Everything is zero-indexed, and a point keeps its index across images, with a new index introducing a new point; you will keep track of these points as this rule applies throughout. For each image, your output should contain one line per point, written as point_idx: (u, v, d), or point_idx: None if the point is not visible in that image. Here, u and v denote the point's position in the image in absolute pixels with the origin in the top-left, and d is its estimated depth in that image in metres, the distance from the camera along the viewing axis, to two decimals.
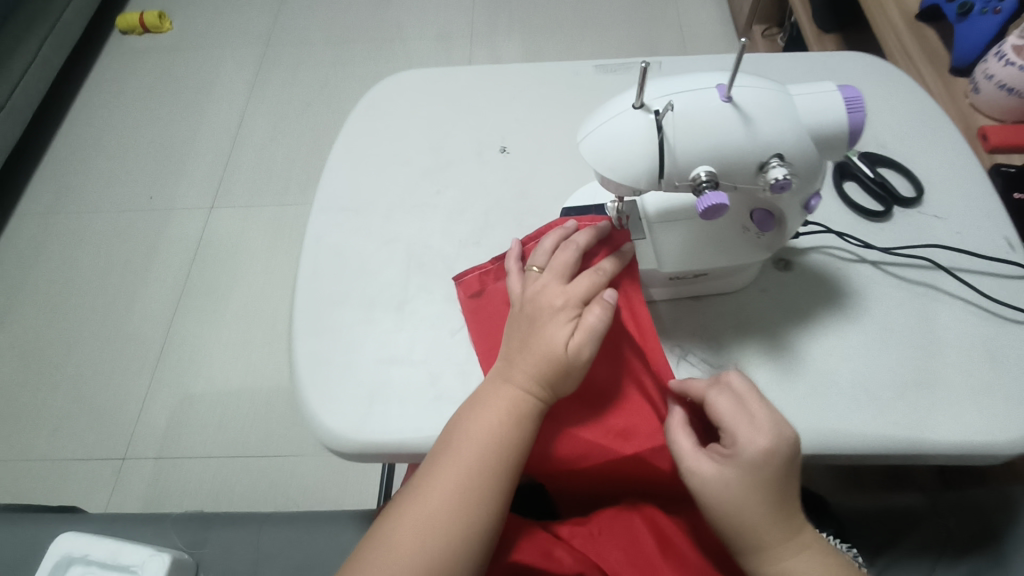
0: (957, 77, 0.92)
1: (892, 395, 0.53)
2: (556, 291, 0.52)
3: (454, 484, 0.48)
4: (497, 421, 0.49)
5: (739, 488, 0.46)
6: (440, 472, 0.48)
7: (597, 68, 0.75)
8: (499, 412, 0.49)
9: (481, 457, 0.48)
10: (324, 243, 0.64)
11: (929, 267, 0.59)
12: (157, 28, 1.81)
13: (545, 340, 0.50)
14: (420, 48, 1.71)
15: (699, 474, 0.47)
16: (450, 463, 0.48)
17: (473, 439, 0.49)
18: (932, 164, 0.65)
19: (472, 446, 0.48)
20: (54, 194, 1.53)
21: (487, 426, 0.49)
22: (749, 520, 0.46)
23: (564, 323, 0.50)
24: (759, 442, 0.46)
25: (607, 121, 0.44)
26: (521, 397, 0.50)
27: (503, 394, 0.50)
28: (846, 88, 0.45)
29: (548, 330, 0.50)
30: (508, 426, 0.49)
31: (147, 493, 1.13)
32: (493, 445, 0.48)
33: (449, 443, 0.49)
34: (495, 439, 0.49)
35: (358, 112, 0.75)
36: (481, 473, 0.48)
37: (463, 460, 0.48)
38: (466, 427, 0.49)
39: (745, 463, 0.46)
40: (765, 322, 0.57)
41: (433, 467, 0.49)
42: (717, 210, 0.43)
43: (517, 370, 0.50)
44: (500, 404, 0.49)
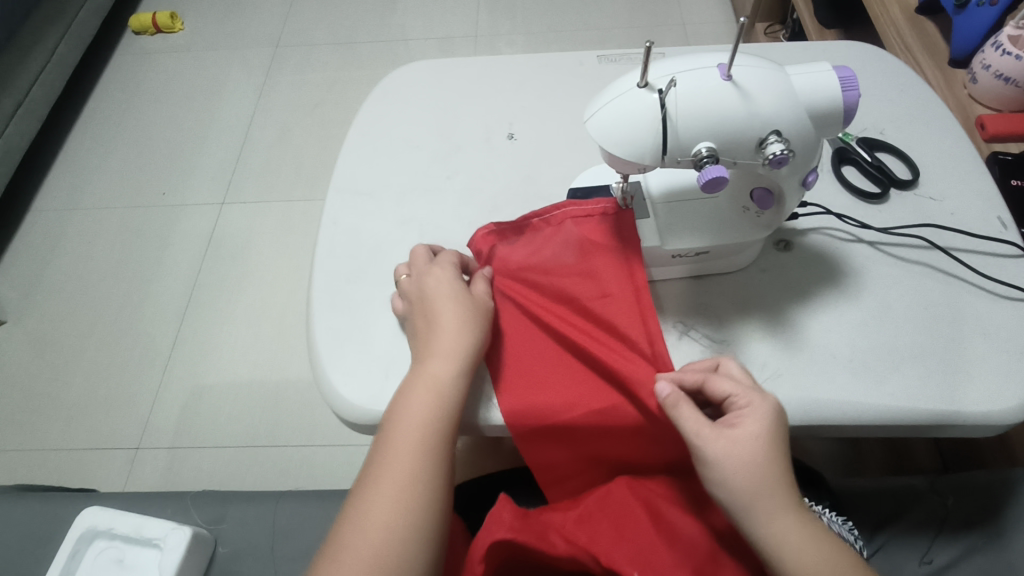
0: (955, 69, 0.93)
1: (889, 367, 0.54)
2: (445, 284, 0.55)
3: (406, 454, 0.48)
4: (426, 398, 0.50)
5: (757, 446, 0.46)
6: (391, 448, 0.49)
7: (601, 58, 0.77)
8: (427, 385, 0.50)
9: (421, 427, 0.49)
10: (339, 224, 0.66)
11: (924, 247, 0.61)
12: (169, 28, 1.84)
13: (451, 319, 0.53)
14: (427, 48, 1.74)
15: (723, 436, 0.47)
16: (398, 436, 0.49)
17: (411, 416, 0.50)
18: (928, 148, 0.67)
19: (414, 418, 0.49)
20: (70, 190, 1.56)
21: (427, 384, 0.51)
22: (767, 481, 0.46)
23: (462, 303, 0.54)
24: (768, 403, 0.48)
25: (612, 100, 0.46)
26: (442, 371, 0.51)
27: (428, 374, 0.51)
28: (840, 67, 0.47)
29: (444, 313, 0.54)
30: (434, 397, 0.50)
31: (161, 479, 1.16)
32: (429, 417, 0.50)
33: (392, 424, 0.50)
34: (429, 411, 0.50)
35: (371, 100, 0.77)
36: (427, 439, 0.49)
37: (410, 431, 0.49)
38: (405, 406, 0.50)
39: (762, 425, 0.47)
40: (764, 300, 0.59)
41: (383, 445, 0.49)
42: (718, 183, 0.46)
43: (433, 350, 0.52)
44: (422, 381, 0.51)
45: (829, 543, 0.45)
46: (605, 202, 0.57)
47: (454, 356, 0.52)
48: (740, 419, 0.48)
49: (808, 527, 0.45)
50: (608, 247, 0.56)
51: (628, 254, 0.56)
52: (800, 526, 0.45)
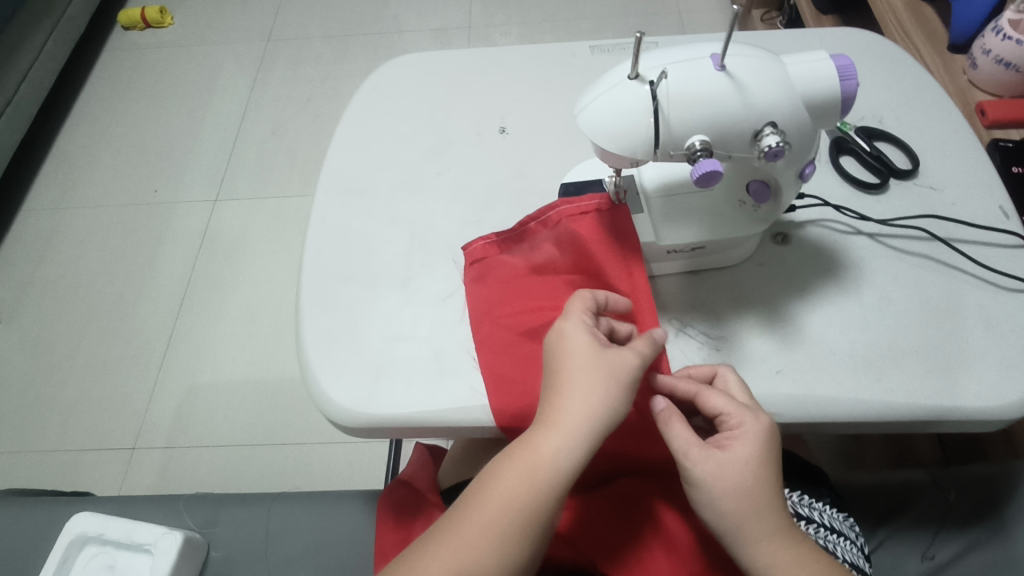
0: (955, 55, 0.92)
1: (889, 362, 0.53)
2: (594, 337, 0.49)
3: (506, 518, 0.45)
4: (527, 469, 0.46)
5: (746, 469, 0.47)
6: (487, 504, 0.46)
7: (593, 48, 0.75)
8: (545, 453, 0.46)
9: (525, 492, 0.46)
10: (328, 223, 0.65)
11: (925, 238, 0.60)
12: (159, 23, 1.82)
13: (588, 383, 0.47)
14: (419, 40, 1.71)
15: (713, 460, 0.47)
16: (494, 493, 0.46)
17: (509, 484, 0.46)
18: (928, 137, 0.66)
19: (520, 481, 0.46)
20: (61, 188, 1.55)
21: (541, 451, 0.46)
22: (753, 504, 0.46)
23: (613, 365, 0.48)
24: (760, 425, 0.48)
25: (602, 93, 0.45)
26: (565, 442, 0.46)
27: (548, 440, 0.46)
28: (838, 56, 0.46)
29: (582, 373, 0.48)
30: (548, 469, 0.46)
31: (157, 480, 1.15)
32: (540, 487, 0.46)
33: (493, 478, 0.47)
34: (540, 479, 0.46)
35: (360, 94, 0.75)
36: (532, 509, 0.45)
37: (511, 492, 0.46)
38: (510, 463, 0.47)
39: (754, 448, 0.47)
40: (763, 295, 0.58)
41: (478, 498, 0.46)
42: (712, 177, 0.44)
43: (558, 412, 0.47)
44: (543, 445, 0.46)
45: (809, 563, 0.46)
46: (594, 199, 0.56)
47: (583, 428, 0.47)
48: (730, 441, 0.48)
49: (792, 547, 0.46)
50: (606, 245, 0.55)
51: (626, 253, 0.55)
52: (783, 544, 0.46)
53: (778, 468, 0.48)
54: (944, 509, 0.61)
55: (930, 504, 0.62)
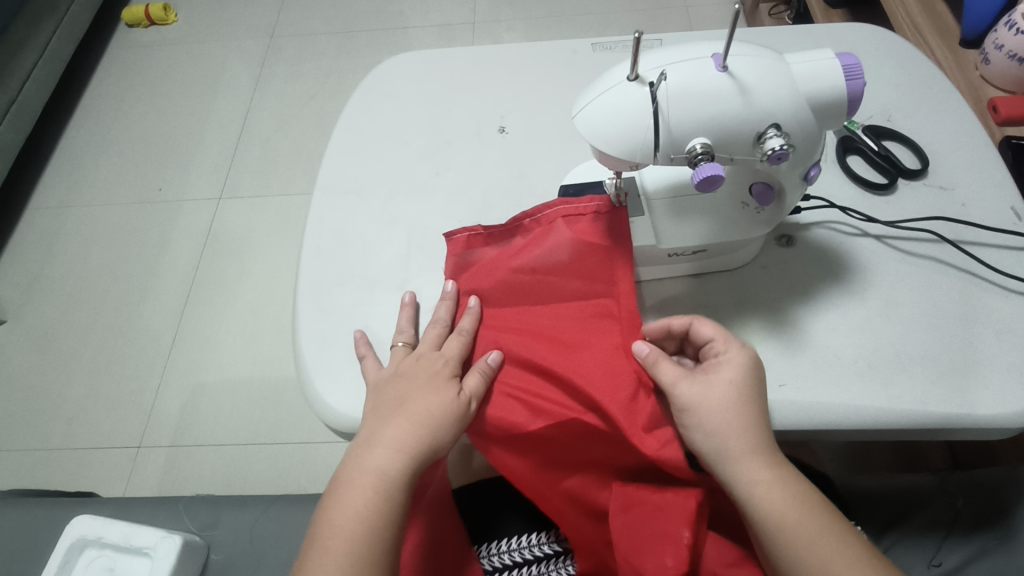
0: (968, 50, 0.90)
1: (896, 369, 0.52)
2: (429, 357, 0.52)
3: (354, 524, 0.45)
4: (368, 484, 0.46)
5: (730, 392, 0.46)
6: (340, 510, 0.46)
7: (594, 45, 0.74)
8: (378, 463, 0.47)
9: (367, 500, 0.46)
10: (326, 225, 0.65)
11: (934, 241, 0.58)
12: (163, 20, 1.82)
13: (416, 400, 0.50)
14: (423, 36, 1.70)
15: (693, 388, 0.47)
16: (343, 500, 0.46)
17: (352, 496, 0.46)
18: (937, 136, 0.64)
19: (366, 485, 0.46)
20: (66, 187, 1.55)
21: (380, 465, 0.47)
22: (740, 424, 0.45)
23: (440, 386, 0.50)
24: (746, 352, 0.48)
25: (601, 94, 0.44)
26: (393, 452, 0.47)
27: (380, 450, 0.47)
28: (844, 55, 0.44)
29: (410, 387, 0.50)
30: (387, 483, 0.46)
31: (162, 480, 1.16)
32: (380, 491, 0.46)
33: (343, 483, 0.47)
34: (380, 484, 0.46)
35: (359, 93, 0.75)
36: (372, 517, 0.45)
37: (361, 498, 0.46)
38: (356, 467, 0.47)
39: (731, 374, 0.47)
40: (766, 299, 0.57)
41: (338, 499, 0.46)
42: (713, 182, 0.43)
43: (388, 422, 0.49)
44: (377, 454, 0.47)
45: (795, 497, 0.44)
46: (592, 202, 0.53)
47: (410, 437, 0.48)
48: (717, 363, 0.48)
49: (780, 476, 0.44)
50: (601, 247, 0.53)
51: (617, 256, 0.53)
52: (771, 470, 0.44)
53: (762, 398, 0.48)
54: (951, 516, 0.60)
55: (938, 510, 0.61)
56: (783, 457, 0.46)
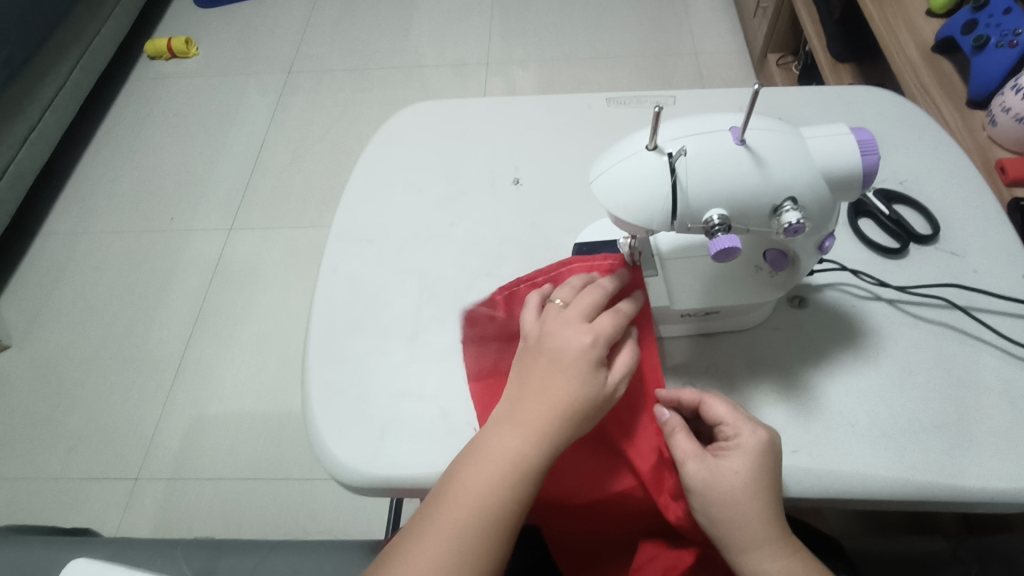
0: (975, 110, 0.92)
1: (910, 438, 0.52)
2: (577, 332, 0.49)
3: (457, 536, 0.44)
4: (496, 466, 0.46)
5: (741, 482, 0.45)
6: (445, 515, 0.45)
7: (608, 100, 0.76)
8: (504, 460, 0.46)
9: (494, 493, 0.45)
10: (340, 271, 0.65)
11: (945, 306, 0.58)
12: (184, 53, 1.86)
13: (558, 387, 0.47)
14: (437, 75, 1.74)
15: (701, 475, 0.46)
16: (465, 493, 0.45)
17: (477, 481, 0.45)
18: (947, 201, 0.65)
19: (487, 485, 0.45)
20: (80, 214, 1.57)
21: (512, 447, 0.46)
22: (752, 516, 0.44)
23: (586, 372, 0.48)
24: (762, 434, 0.46)
25: (620, 162, 0.45)
26: (525, 443, 0.46)
27: (510, 444, 0.46)
28: (859, 131, 0.45)
29: (557, 374, 0.48)
30: (523, 469, 0.46)
31: (158, 514, 1.14)
32: (501, 492, 0.45)
33: (460, 481, 0.46)
34: (504, 482, 0.46)
35: (376, 140, 0.76)
36: (485, 525, 0.45)
37: (473, 504, 0.45)
38: (480, 462, 0.46)
39: (745, 461, 0.45)
40: (779, 361, 0.56)
41: (442, 501, 0.46)
42: (730, 253, 0.43)
43: (527, 413, 0.47)
44: (508, 448, 0.46)
45: None
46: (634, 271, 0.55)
47: (546, 432, 0.46)
48: (729, 449, 0.46)
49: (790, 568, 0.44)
50: (618, 305, 0.53)
51: (637, 314, 0.53)
52: (779, 561, 0.44)
53: (776, 481, 0.46)
54: None
55: None
56: (795, 544, 0.45)
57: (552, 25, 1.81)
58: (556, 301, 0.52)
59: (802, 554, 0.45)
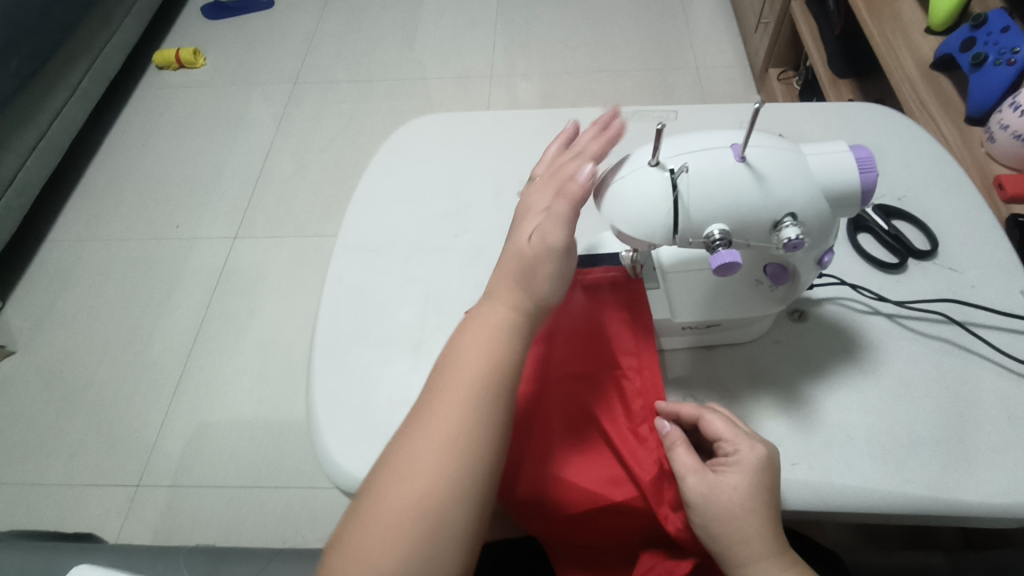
0: (974, 126, 0.93)
1: (908, 452, 0.52)
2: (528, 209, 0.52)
3: (453, 411, 0.45)
4: (480, 343, 0.48)
5: (741, 498, 0.45)
6: (439, 404, 0.46)
7: (612, 115, 0.77)
8: (487, 338, 0.48)
9: (482, 366, 0.47)
10: (345, 281, 0.66)
11: (944, 322, 0.59)
12: (192, 63, 1.88)
13: (511, 252, 0.50)
14: (442, 87, 1.76)
15: (701, 489, 0.46)
16: (455, 378, 0.47)
17: (464, 361, 0.47)
18: (946, 217, 0.66)
19: (474, 364, 0.47)
20: (86, 221, 1.58)
21: (490, 321, 0.49)
22: (752, 530, 0.45)
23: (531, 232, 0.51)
24: (761, 449, 0.47)
25: (623, 177, 0.46)
26: (502, 316, 0.49)
27: (491, 321, 0.49)
28: (857, 148, 0.46)
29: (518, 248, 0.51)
30: (502, 338, 0.48)
31: (158, 521, 1.14)
32: (487, 360, 0.47)
33: (448, 367, 0.48)
34: (487, 351, 0.47)
35: (382, 152, 0.77)
36: (480, 399, 0.46)
37: (464, 380, 0.46)
38: (464, 347, 0.48)
39: (744, 476, 0.46)
40: (779, 374, 0.57)
41: (436, 391, 0.47)
42: (731, 268, 0.44)
43: (498, 290, 0.50)
44: (486, 323, 0.49)
45: None
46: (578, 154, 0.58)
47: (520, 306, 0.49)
48: (728, 464, 0.47)
49: None
50: (618, 316, 0.55)
51: (638, 328, 0.55)
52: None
53: (774, 496, 0.47)
54: None
55: None
56: (793, 558, 0.46)
57: (556, 38, 1.83)
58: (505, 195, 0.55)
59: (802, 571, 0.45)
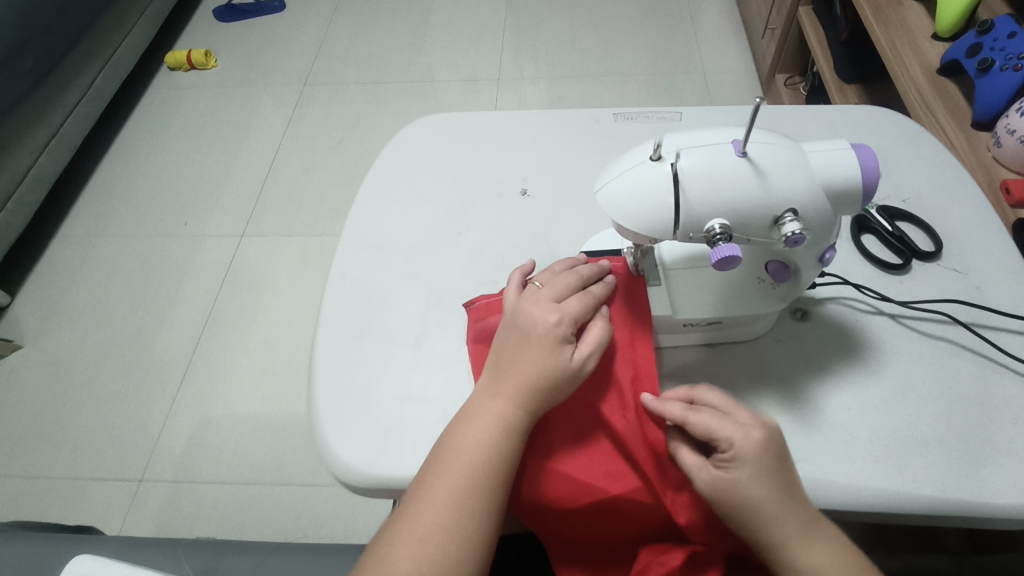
0: (980, 131, 0.93)
1: (912, 451, 0.52)
2: (545, 313, 0.52)
3: (453, 501, 0.47)
4: (480, 434, 0.49)
5: (754, 491, 0.46)
6: (435, 489, 0.48)
7: (616, 115, 0.77)
8: (490, 424, 0.49)
9: (478, 459, 0.48)
10: (349, 276, 0.67)
11: (949, 322, 0.59)
12: (203, 64, 1.90)
13: (530, 358, 0.51)
14: (449, 89, 1.77)
15: (715, 490, 0.47)
16: (451, 466, 0.48)
17: (462, 449, 0.49)
18: (950, 219, 0.66)
19: (468, 460, 0.48)
20: (95, 217, 1.60)
21: (494, 412, 0.50)
22: (777, 516, 0.46)
23: (553, 342, 0.51)
24: (761, 431, 0.48)
25: (624, 171, 0.46)
26: (506, 410, 0.50)
27: (491, 409, 0.50)
28: (859, 147, 0.46)
29: (528, 348, 0.51)
30: (504, 434, 0.49)
31: (160, 516, 1.14)
32: (486, 456, 0.48)
33: (445, 457, 0.49)
34: (488, 446, 0.49)
35: (388, 150, 0.78)
36: (471, 498, 0.48)
37: (458, 478, 0.48)
38: (462, 437, 0.49)
39: (748, 466, 0.46)
40: (781, 373, 0.57)
41: (438, 469, 0.49)
42: (730, 262, 0.44)
43: (503, 383, 0.51)
44: (489, 413, 0.50)
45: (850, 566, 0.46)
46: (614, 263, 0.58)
47: (519, 399, 0.50)
48: (730, 459, 0.47)
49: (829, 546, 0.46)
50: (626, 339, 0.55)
51: (634, 323, 0.55)
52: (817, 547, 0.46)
53: (784, 476, 0.47)
54: None
55: None
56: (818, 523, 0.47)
57: (564, 42, 1.84)
58: (534, 282, 0.56)
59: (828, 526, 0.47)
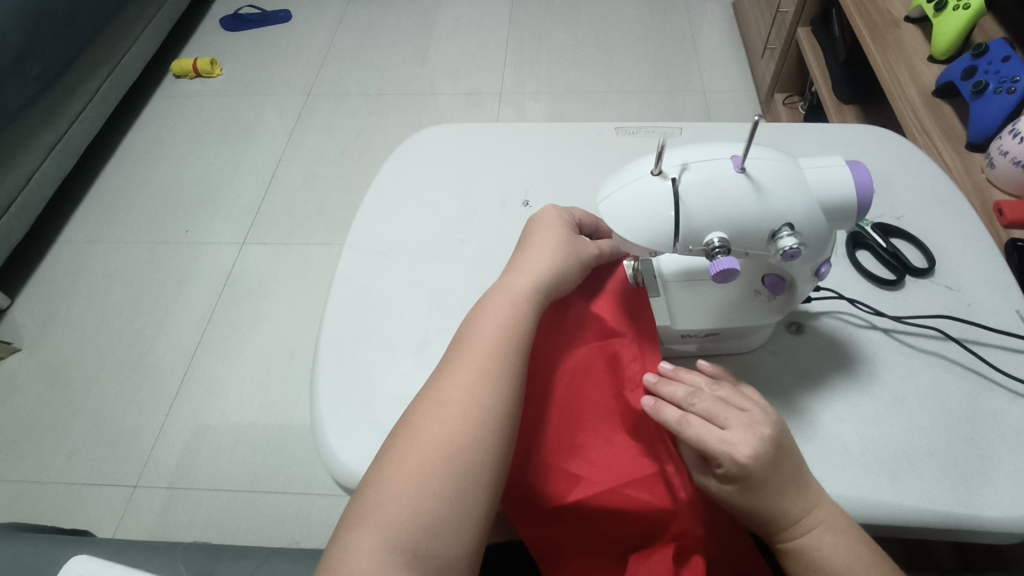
0: (974, 153, 0.95)
1: (904, 465, 0.53)
2: (559, 218, 0.61)
3: (483, 359, 0.51)
4: (508, 302, 0.54)
5: (742, 500, 0.47)
6: (467, 350, 0.52)
7: (617, 130, 0.79)
8: (515, 294, 0.55)
9: (504, 321, 0.53)
10: (352, 282, 0.67)
11: (940, 338, 0.60)
12: (208, 73, 1.93)
13: (546, 246, 0.58)
14: (451, 103, 1.79)
15: (707, 490, 0.49)
16: (481, 331, 0.53)
17: (491, 315, 0.54)
18: (943, 237, 0.67)
19: (496, 322, 0.53)
20: (98, 223, 1.61)
21: (518, 285, 0.55)
22: (767, 518, 0.48)
23: (566, 237, 0.59)
24: (751, 442, 0.47)
25: (626, 185, 0.47)
26: (529, 282, 0.55)
27: (514, 285, 0.55)
28: (855, 165, 0.47)
29: (544, 239, 0.58)
30: (527, 302, 0.54)
31: (154, 523, 1.14)
32: (512, 321, 0.53)
33: (473, 326, 0.54)
34: (513, 313, 0.54)
35: (392, 160, 0.79)
36: (501, 356, 0.52)
37: (487, 340, 0.52)
38: (489, 307, 0.54)
39: (736, 478, 0.47)
40: (776, 384, 0.58)
41: (465, 336, 0.54)
42: (729, 274, 0.45)
43: (525, 266, 0.57)
44: (514, 286, 0.55)
45: (851, 555, 0.47)
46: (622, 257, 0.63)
47: (538, 276, 0.56)
48: (720, 470, 0.47)
49: (833, 536, 0.47)
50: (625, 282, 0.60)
51: (642, 335, 0.57)
52: (817, 541, 0.47)
53: (769, 486, 0.47)
54: None
55: None
56: (819, 517, 0.47)
57: (564, 59, 1.86)
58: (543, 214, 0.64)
59: (831, 514, 0.48)
